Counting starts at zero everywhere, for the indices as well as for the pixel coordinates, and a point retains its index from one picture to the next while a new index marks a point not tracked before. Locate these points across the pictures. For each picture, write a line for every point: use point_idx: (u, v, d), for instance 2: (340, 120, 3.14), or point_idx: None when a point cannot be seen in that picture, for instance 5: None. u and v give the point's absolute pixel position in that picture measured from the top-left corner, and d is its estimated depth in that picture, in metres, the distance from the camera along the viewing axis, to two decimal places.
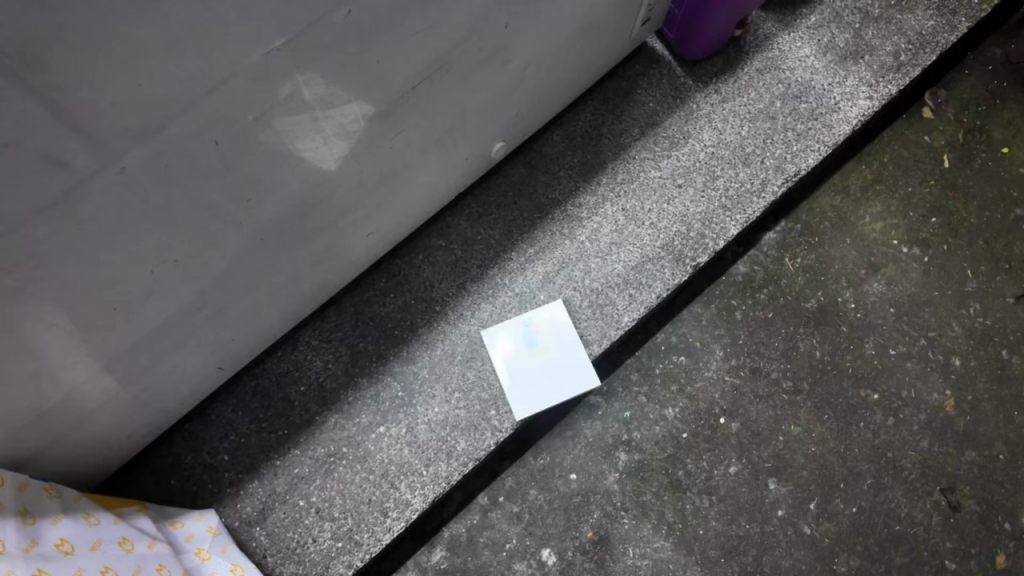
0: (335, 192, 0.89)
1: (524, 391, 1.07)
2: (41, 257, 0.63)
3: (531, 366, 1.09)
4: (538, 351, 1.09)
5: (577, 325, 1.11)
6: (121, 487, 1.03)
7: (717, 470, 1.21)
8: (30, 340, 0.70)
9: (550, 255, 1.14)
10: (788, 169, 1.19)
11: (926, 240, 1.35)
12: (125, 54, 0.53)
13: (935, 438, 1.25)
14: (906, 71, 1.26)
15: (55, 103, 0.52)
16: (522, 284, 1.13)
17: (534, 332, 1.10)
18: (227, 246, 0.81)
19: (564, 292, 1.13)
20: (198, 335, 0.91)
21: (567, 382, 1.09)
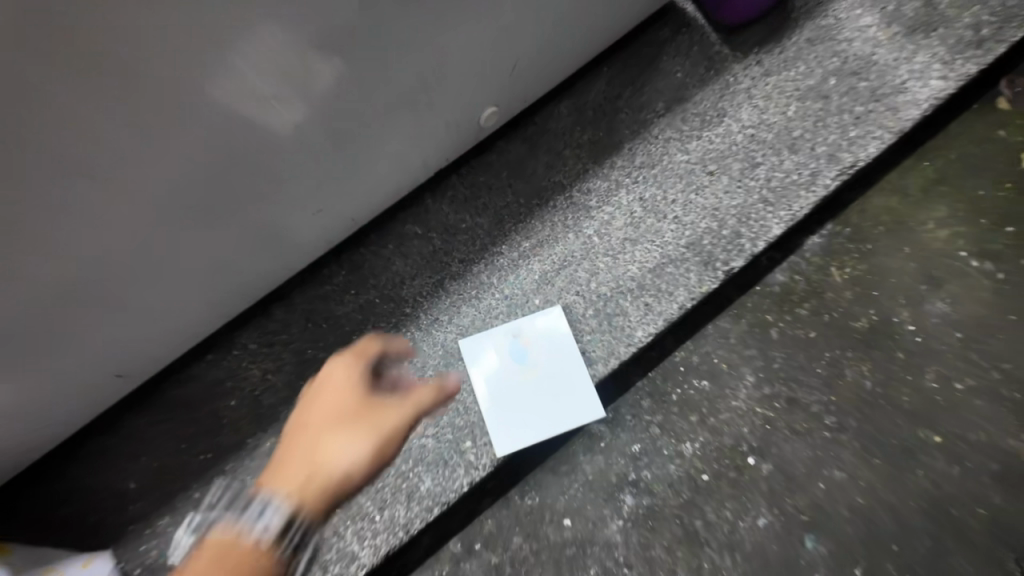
0: (256, 150, 0.67)
1: (509, 420, 0.86)
2: None
3: (519, 389, 0.88)
4: (529, 369, 0.89)
5: (579, 339, 0.90)
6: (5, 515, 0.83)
7: (742, 522, 1.00)
8: None
9: (549, 252, 0.93)
10: (844, 159, 0.98)
11: (1001, 253, 1.12)
12: None
13: (1010, 494, 1.02)
14: (989, 47, 1.04)
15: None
16: (514, 285, 0.92)
17: (525, 345, 0.90)
18: (96, 210, 0.60)
19: (564, 296, 0.91)
20: (80, 333, 0.70)
21: (564, 411, 0.87)
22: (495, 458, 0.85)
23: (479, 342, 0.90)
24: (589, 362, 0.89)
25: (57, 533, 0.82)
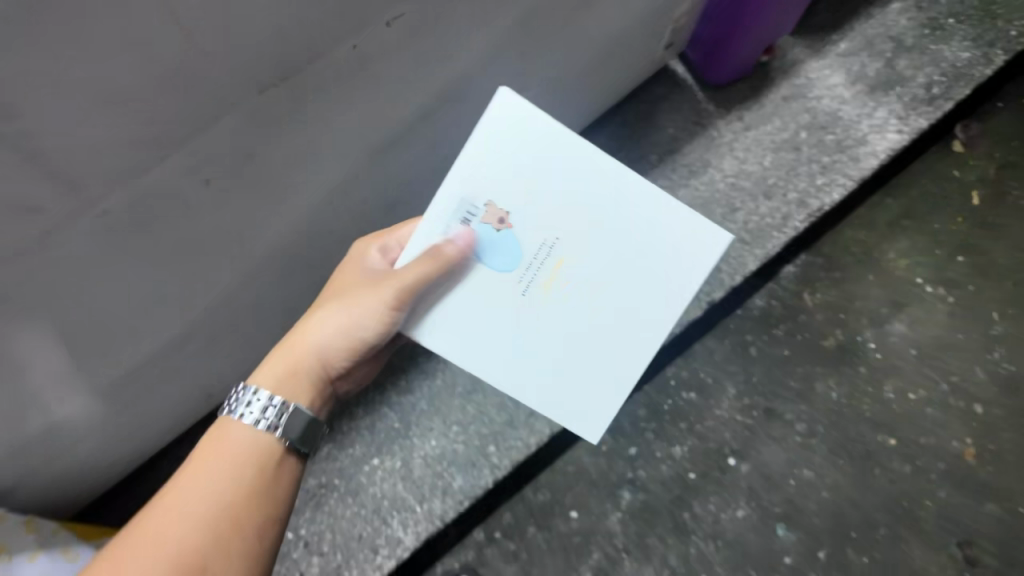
0: (325, 227, 0.83)
1: (597, 344, 0.79)
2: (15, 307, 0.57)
3: (567, 301, 0.77)
4: (558, 269, 0.76)
5: (597, 209, 0.76)
6: (134, 500, 1.09)
7: (724, 514, 1.16)
8: (18, 381, 0.67)
9: (526, 120, 0.73)
10: (811, 204, 1.14)
11: (954, 280, 1.28)
12: (94, 98, 0.46)
13: (953, 489, 1.20)
14: (938, 104, 1.21)
15: (35, 153, 0.47)
16: (479, 172, 0.73)
17: (508, 239, 0.74)
18: (214, 276, 0.75)
19: (550, 173, 0.75)
20: (184, 367, 0.88)
21: (651, 294, 0.79)
22: (528, 452, 1.03)
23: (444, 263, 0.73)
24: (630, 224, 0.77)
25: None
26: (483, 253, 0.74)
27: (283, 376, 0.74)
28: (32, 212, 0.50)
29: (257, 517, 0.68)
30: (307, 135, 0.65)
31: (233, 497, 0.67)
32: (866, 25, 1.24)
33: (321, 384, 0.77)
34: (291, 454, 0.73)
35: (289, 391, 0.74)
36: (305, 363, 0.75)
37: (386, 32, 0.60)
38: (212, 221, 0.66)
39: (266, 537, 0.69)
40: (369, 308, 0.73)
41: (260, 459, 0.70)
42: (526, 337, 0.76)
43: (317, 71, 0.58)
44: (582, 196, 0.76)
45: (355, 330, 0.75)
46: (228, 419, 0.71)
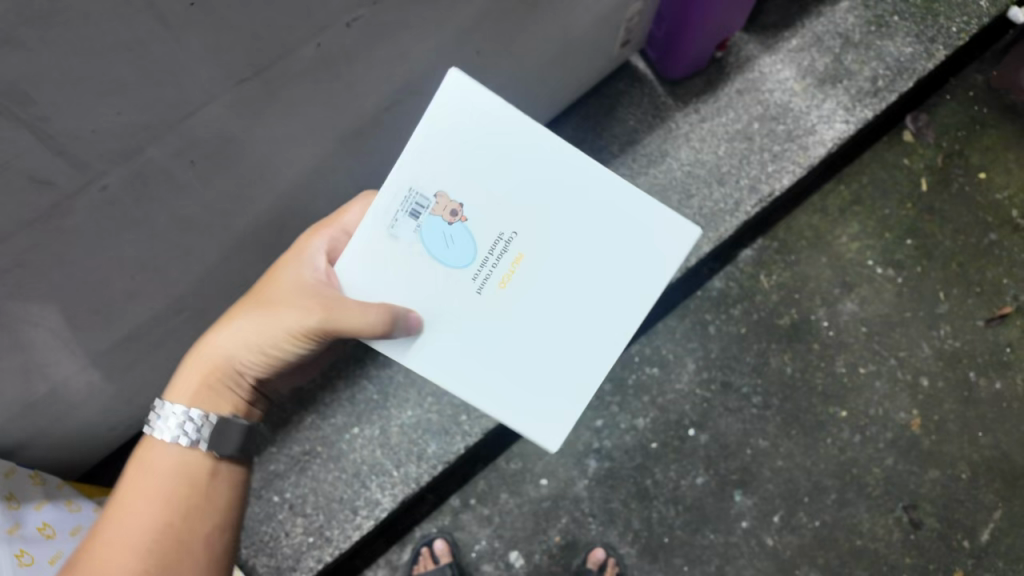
0: (300, 207, 0.91)
1: (559, 342, 0.75)
2: (26, 274, 0.66)
3: (525, 297, 0.73)
4: (516, 265, 0.73)
5: (556, 201, 0.73)
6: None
7: (684, 480, 1.25)
8: (29, 343, 0.75)
9: (481, 110, 0.71)
10: (762, 190, 1.23)
11: (901, 262, 1.36)
12: (96, 90, 0.54)
13: (900, 456, 1.28)
14: (882, 96, 1.30)
15: (47, 133, 0.54)
16: (431, 161, 0.71)
17: (460, 234, 0.71)
18: (201, 251, 0.83)
19: (504, 163, 0.71)
20: (175, 338, 0.96)
21: (615, 290, 0.75)
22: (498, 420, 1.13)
23: (391, 260, 0.72)
24: (591, 217, 0.74)
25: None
26: (433, 247, 0.71)
27: (201, 385, 0.76)
28: (42, 185, 0.58)
29: (206, 526, 0.72)
30: (281, 122, 0.73)
31: (172, 516, 0.70)
32: (815, 22, 1.33)
33: (239, 389, 0.78)
34: (225, 462, 0.75)
35: (206, 400, 0.75)
36: (223, 371, 0.76)
37: (347, 34, 0.68)
38: (198, 200, 0.74)
39: (220, 540, 0.73)
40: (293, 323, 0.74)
41: (190, 474, 0.73)
42: (482, 337, 0.73)
43: (288, 65, 0.66)
44: (539, 187, 0.72)
45: (277, 339, 0.75)
46: (151, 438, 0.74)
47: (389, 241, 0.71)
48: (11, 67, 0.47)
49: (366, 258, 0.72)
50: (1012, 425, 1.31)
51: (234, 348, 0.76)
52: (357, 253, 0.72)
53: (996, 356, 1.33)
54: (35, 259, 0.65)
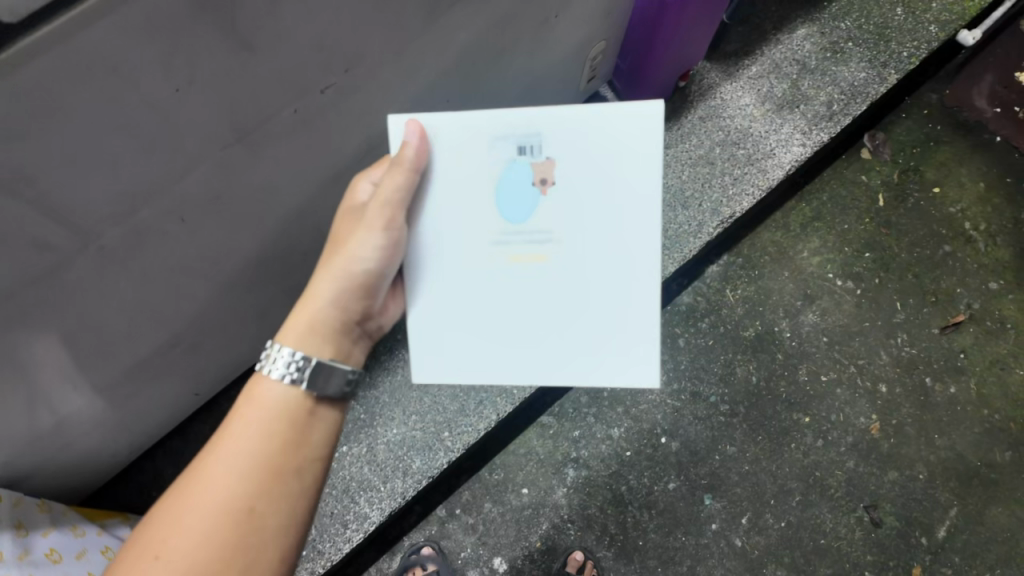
0: (287, 246, 0.98)
1: (497, 334, 0.81)
2: (34, 323, 0.73)
3: (520, 285, 0.80)
4: (535, 257, 0.79)
5: (602, 256, 0.78)
6: (135, 485, 1.25)
7: (657, 486, 1.32)
8: (38, 382, 0.82)
9: (632, 145, 0.76)
10: (724, 212, 1.31)
11: (859, 274, 1.44)
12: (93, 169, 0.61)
13: (860, 458, 1.36)
14: (838, 120, 1.37)
15: (48, 206, 0.61)
16: (567, 130, 0.76)
17: (530, 196, 0.78)
18: (193, 292, 0.90)
19: (604, 199, 0.77)
20: (173, 368, 1.04)
21: (561, 356, 0.81)
22: (478, 435, 1.22)
23: (458, 167, 0.78)
24: (612, 301, 0.79)
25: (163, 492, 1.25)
26: (506, 188, 0.78)
27: (305, 327, 0.76)
28: (45, 249, 0.65)
29: (298, 460, 0.71)
30: (264, 177, 0.80)
31: (271, 449, 0.70)
32: (775, 50, 1.40)
33: (343, 328, 0.78)
34: (323, 405, 0.75)
35: (313, 345, 0.75)
36: (324, 316, 0.76)
37: (322, 98, 0.75)
38: (190, 249, 0.82)
39: (311, 477, 0.72)
40: (365, 236, 0.75)
41: (293, 410, 0.73)
42: (459, 288, 0.80)
43: (268, 131, 0.73)
44: (609, 237, 0.78)
45: (355, 264, 0.76)
46: (260, 376, 0.74)
47: (474, 150, 0.77)
48: (18, 158, 0.54)
49: (442, 152, 0.77)
50: (966, 427, 1.39)
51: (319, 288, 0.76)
52: (439, 148, 0.77)
53: (950, 362, 1.41)
54: (39, 309, 0.71)
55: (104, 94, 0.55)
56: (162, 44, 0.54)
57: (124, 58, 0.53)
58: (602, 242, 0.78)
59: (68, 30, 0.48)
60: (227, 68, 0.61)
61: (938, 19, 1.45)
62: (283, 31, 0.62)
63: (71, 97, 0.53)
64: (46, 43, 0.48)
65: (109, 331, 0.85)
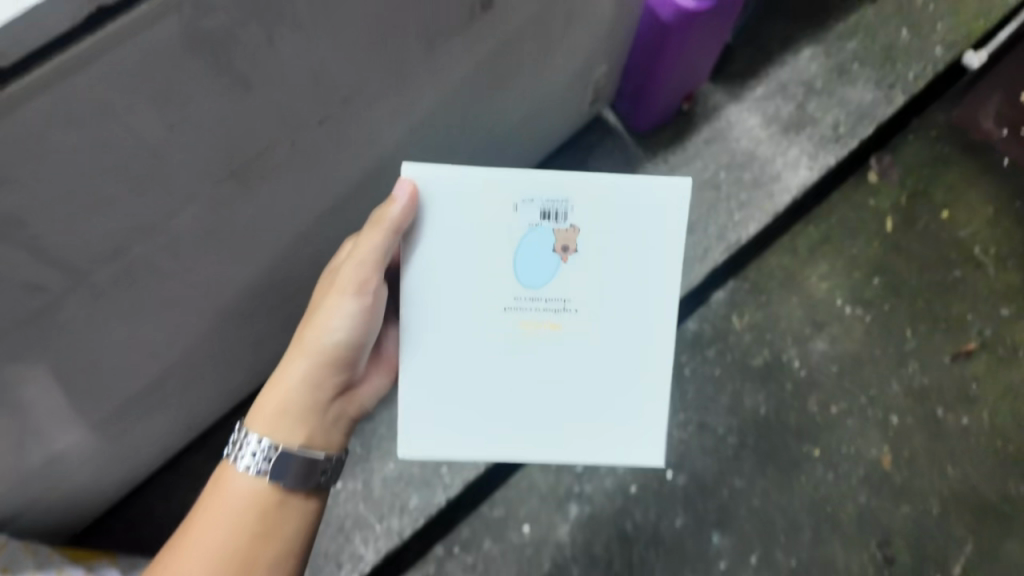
0: (281, 279, 0.94)
1: (501, 407, 0.80)
2: (14, 371, 0.68)
3: (533, 354, 0.79)
4: (548, 326, 0.78)
5: (615, 330, 0.79)
6: (120, 525, 1.19)
7: (663, 522, 1.28)
8: (19, 430, 0.77)
9: (658, 220, 0.77)
10: (729, 238, 1.29)
11: (869, 300, 1.40)
12: (84, 207, 0.57)
13: (872, 491, 1.32)
14: (845, 142, 1.34)
15: (38, 248, 0.57)
16: (595, 197, 0.76)
17: (548, 261, 0.77)
18: (185, 331, 0.86)
19: (625, 273, 0.78)
20: (162, 407, 0.98)
21: (564, 432, 0.81)
22: (478, 470, 1.17)
23: (476, 228, 0.76)
24: (623, 377, 0.80)
25: (150, 532, 1.19)
26: (524, 253, 0.76)
27: (275, 410, 0.77)
28: (37, 290, 0.61)
29: (269, 554, 0.74)
30: (258, 212, 0.76)
31: (240, 542, 0.73)
32: (780, 70, 1.37)
33: (317, 408, 0.79)
34: (295, 496, 0.77)
35: (282, 430, 0.76)
36: (293, 397, 0.77)
37: (318, 130, 0.71)
38: (183, 287, 0.77)
39: (282, 567, 0.75)
40: (338, 308, 0.77)
41: (261, 503, 0.75)
42: (467, 354, 0.78)
43: (266, 164, 0.69)
44: (625, 311, 0.79)
45: (328, 337, 0.78)
46: (231, 467, 0.76)
47: (494, 211, 0.75)
48: (6, 203, 0.52)
49: (461, 211, 0.75)
50: (979, 457, 1.35)
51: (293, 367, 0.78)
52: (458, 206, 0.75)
53: (963, 391, 1.37)
54: (19, 355, 0.67)
55: (97, 134, 0.52)
56: (155, 84, 0.52)
57: (116, 98, 0.51)
58: (617, 314, 0.79)
59: (60, 73, 0.47)
60: (223, 99, 0.58)
61: (944, 39, 1.42)
62: (277, 68, 0.59)
63: (62, 137, 0.51)
64: (39, 87, 0.47)
65: (94, 375, 0.80)
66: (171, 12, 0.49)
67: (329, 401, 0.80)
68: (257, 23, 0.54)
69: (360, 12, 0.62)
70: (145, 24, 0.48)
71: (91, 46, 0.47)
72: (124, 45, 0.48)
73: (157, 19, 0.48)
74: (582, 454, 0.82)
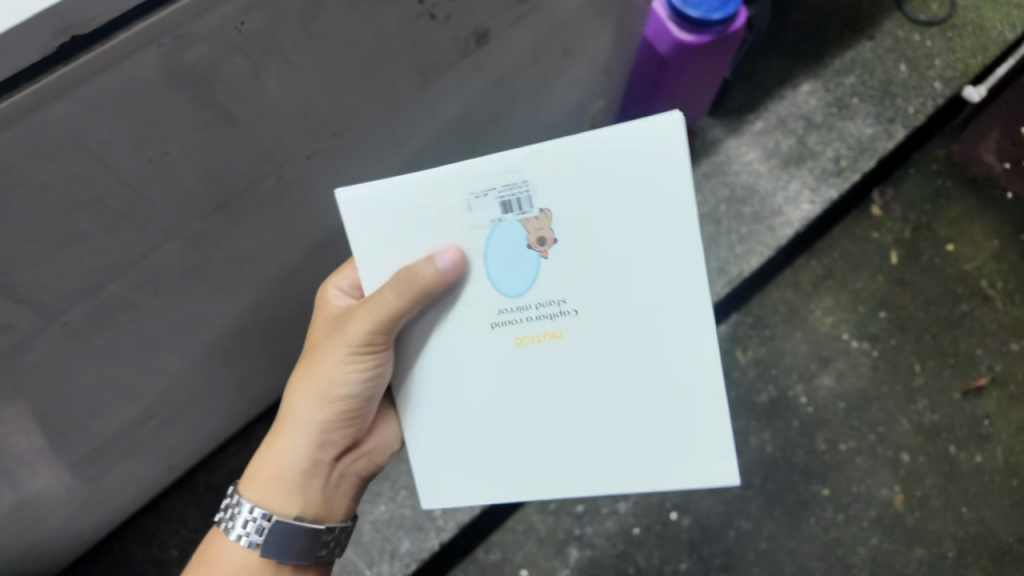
0: (271, 313, 0.92)
1: (531, 437, 0.72)
2: None
3: (539, 369, 0.71)
4: (549, 336, 0.69)
5: (628, 324, 0.68)
6: (100, 568, 1.14)
7: (667, 566, 1.23)
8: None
9: (633, 167, 0.64)
10: (731, 272, 1.27)
11: (875, 335, 1.37)
12: (54, 244, 0.55)
13: (884, 534, 1.27)
14: (846, 176, 1.34)
15: (6, 286, 0.55)
16: (554, 175, 0.66)
17: (528, 259, 0.68)
18: (170, 367, 0.83)
19: (622, 251, 0.66)
20: (146, 445, 0.95)
21: (603, 455, 0.71)
22: (472, 512, 1.13)
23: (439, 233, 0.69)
24: (652, 370, 0.69)
25: None
26: (497, 254, 0.68)
27: (273, 479, 0.77)
28: (3, 330, 0.59)
29: None
30: (245, 246, 0.74)
31: None
32: (779, 105, 1.38)
33: (319, 472, 0.79)
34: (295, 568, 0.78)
35: (277, 499, 0.76)
36: (293, 464, 0.77)
37: (307, 163, 0.70)
38: (166, 323, 0.75)
39: None
40: (347, 366, 0.74)
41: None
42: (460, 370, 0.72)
43: (252, 198, 0.68)
44: (633, 297, 0.67)
45: (336, 395, 0.76)
46: (222, 539, 0.76)
47: (450, 217, 0.69)
48: None
49: (415, 216, 0.69)
50: (996, 499, 1.29)
51: (295, 435, 0.77)
52: (408, 217, 0.69)
53: (975, 429, 1.33)
54: None
55: (69, 170, 0.51)
56: (132, 120, 0.51)
57: (90, 133, 0.50)
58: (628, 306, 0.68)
59: (31, 105, 0.46)
60: (204, 135, 0.57)
61: (942, 75, 1.41)
62: (262, 101, 0.58)
63: (32, 172, 0.49)
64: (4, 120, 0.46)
65: (73, 413, 0.77)
66: (149, 45, 0.48)
67: (332, 460, 0.80)
68: (241, 55, 0.53)
69: (349, 45, 0.61)
70: (119, 56, 0.47)
71: (64, 77, 0.46)
72: (98, 76, 0.47)
73: (133, 50, 0.48)
74: (638, 467, 0.71)
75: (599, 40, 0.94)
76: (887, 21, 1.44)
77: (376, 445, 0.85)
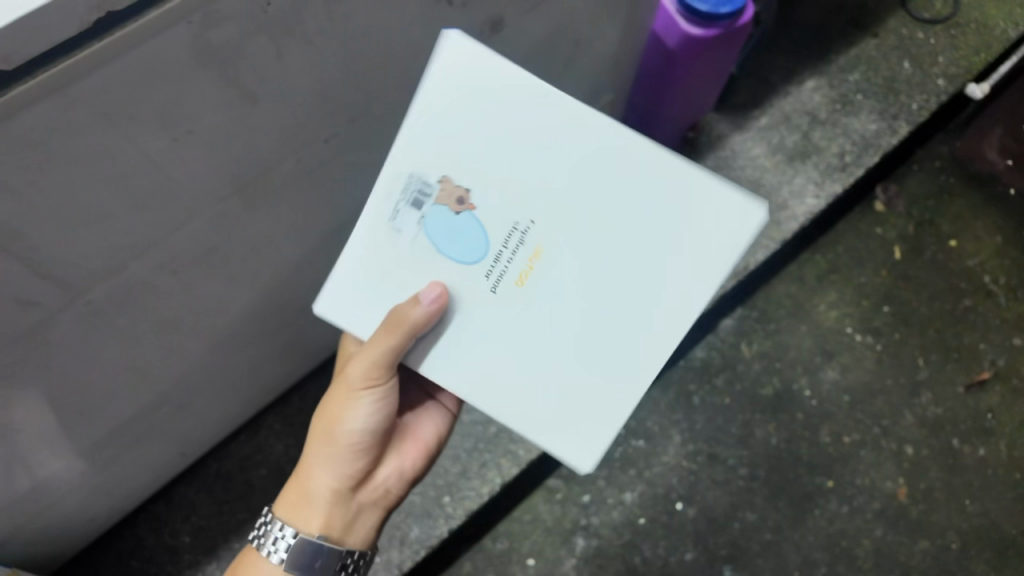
0: (287, 300, 0.93)
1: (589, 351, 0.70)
2: (9, 386, 0.67)
3: (538, 305, 0.70)
4: (534, 254, 0.69)
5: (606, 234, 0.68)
6: (110, 555, 1.15)
7: (673, 557, 1.24)
8: (13, 449, 0.75)
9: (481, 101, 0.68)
10: (737, 265, 1.28)
11: (879, 329, 1.38)
12: (80, 220, 0.57)
13: (888, 526, 1.27)
14: (851, 171, 1.35)
15: (35, 260, 0.57)
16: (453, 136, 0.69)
17: (466, 225, 0.69)
18: (187, 350, 0.84)
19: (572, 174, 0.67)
20: (161, 430, 0.97)
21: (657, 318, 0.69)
22: (480, 500, 1.14)
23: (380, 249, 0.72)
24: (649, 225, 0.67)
25: (142, 563, 1.15)
26: (439, 241, 0.70)
27: (296, 509, 0.79)
28: (30, 305, 0.60)
29: None
30: (263, 230, 0.76)
31: None
32: (784, 101, 1.39)
33: (339, 502, 0.79)
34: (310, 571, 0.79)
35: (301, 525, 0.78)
36: (312, 497, 0.78)
37: (324, 147, 0.71)
38: (183, 304, 0.76)
39: None
40: (355, 399, 0.77)
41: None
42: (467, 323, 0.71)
43: (270, 182, 0.69)
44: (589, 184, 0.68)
45: (346, 430, 0.78)
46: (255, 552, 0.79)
47: (376, 234, 0.71)
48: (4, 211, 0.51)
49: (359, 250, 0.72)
50: (999, 492, 1.30)
51: (312, 470, 0.79)
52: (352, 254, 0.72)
53: (978, 423, 1.34)
54: (14, 369, 0.65)
55: (97, 145, 0.52)
56: (158, 96, 0.53)
57: (119, 108, 0.51)
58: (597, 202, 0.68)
59: (63, 80, 0.47)
60: (226, 114, 0.58)
61: (945, 72, 1.43)
62: (285, 82, 0.60)
63: (63, 146, 0.51)
64: (37, 95, 0.47)
65: (92, 394, 0.78)
66: (178, 23, 0.50)
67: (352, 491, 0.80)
68: (265, 35, 0.55)
69: (368, 30, 0.62)
70: (150, 34, 0.49)
71: (96, 53, 0.47)
72: (129, 52, 0.49)
73: (163, 28, 0.49)
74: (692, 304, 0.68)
75: (608, 32, 0.96)
76: (891, 19, 1.45)
77: (384, 478, 0.82)
